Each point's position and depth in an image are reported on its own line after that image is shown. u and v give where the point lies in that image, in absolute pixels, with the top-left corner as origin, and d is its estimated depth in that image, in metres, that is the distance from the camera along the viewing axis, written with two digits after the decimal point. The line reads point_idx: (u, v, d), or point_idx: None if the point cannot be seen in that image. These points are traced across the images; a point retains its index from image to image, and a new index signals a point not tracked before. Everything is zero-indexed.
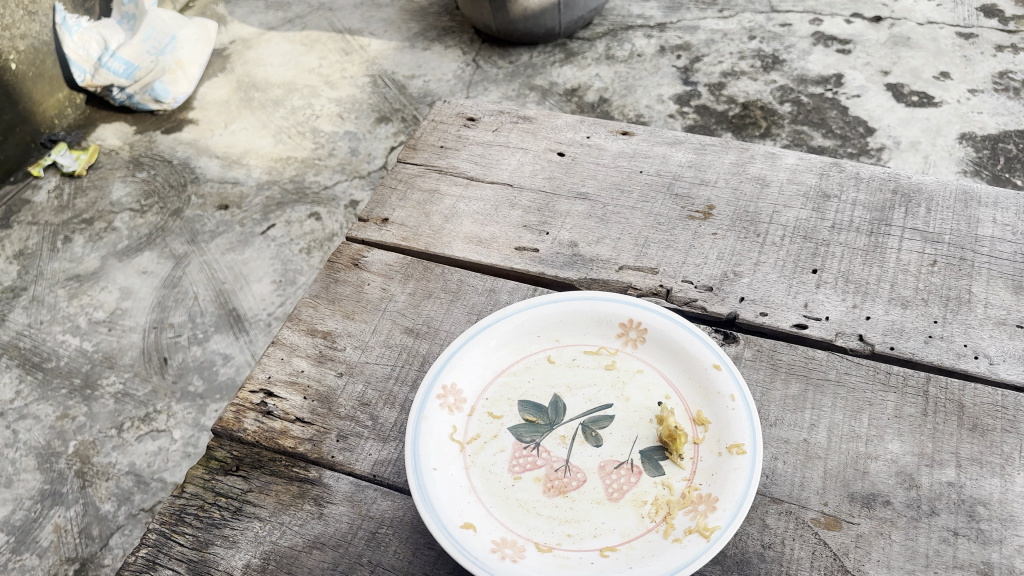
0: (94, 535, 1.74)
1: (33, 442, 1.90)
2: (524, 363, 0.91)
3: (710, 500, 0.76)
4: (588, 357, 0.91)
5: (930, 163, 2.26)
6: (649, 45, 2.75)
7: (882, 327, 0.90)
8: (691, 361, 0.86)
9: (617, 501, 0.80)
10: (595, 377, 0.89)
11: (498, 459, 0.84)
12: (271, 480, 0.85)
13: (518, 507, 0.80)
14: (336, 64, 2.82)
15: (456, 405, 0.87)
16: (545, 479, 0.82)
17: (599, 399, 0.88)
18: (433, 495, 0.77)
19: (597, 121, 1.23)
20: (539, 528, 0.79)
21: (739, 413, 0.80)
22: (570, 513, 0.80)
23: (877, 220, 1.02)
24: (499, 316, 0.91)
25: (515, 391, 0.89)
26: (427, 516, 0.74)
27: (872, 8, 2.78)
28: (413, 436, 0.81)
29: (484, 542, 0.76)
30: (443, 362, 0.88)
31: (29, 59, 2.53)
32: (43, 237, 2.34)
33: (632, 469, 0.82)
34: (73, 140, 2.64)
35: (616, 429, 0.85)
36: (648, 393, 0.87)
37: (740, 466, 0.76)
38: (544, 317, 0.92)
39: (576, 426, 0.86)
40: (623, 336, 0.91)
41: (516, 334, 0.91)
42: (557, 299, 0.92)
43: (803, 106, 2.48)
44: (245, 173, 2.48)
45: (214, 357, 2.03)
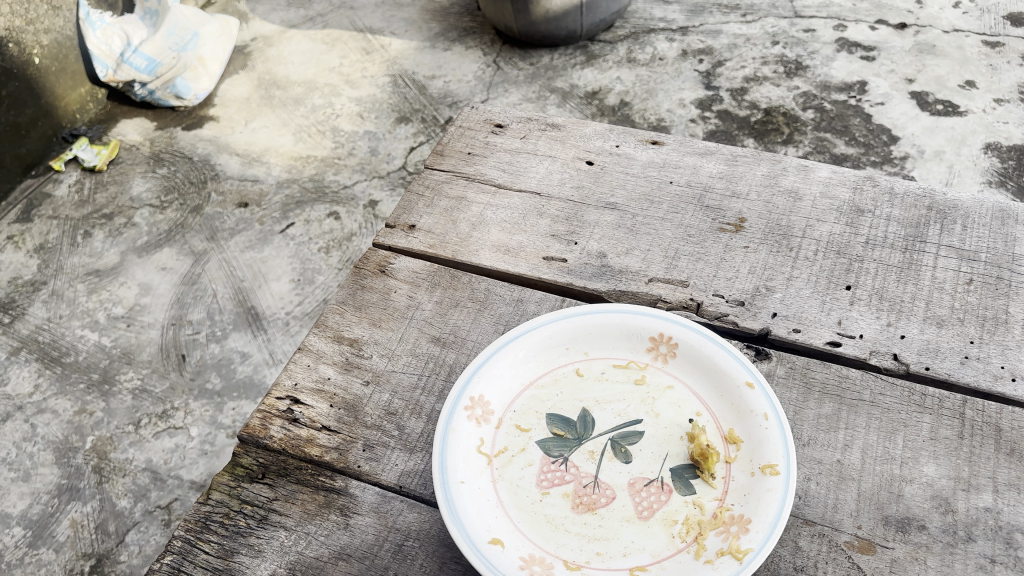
0: (110, 531, 1.74)
1: (51, 436, 1.91)
2: (552, 376, 0.90)
3: (742, 522, 0.75)
4: (617, 371, 0.90)
5: (954, 173, 2.24)
6: (671, 49, 2.74)
7: (917, 347, 0.89)
8: (723, 378, 0.85)
9: (646, 519, 0.79)
10: (624, 392, 0.88)
11: (526, 474, 0.83)
12: (297, 489, 0.85)
13: (547, 524, 0.79)
14: (357, 63, 2.81)
15: (484, 417, 0.86)
16: (573, 495, 0.82)
17: (628, 414, 0.87)
18: (462, 509, 0.77)
19: (626, 129, 1.22)
20: (567, 545, 0.78)
21: (773, 433, 0.79)
22: (599, 530, 0.79)
23: (911, 237, 1.01)
24: (527, 327, 0.90)
25: (543, 404, 0.88)
26: (456, 532, 0.74)
27: (897, 15, 2.75)
28: (441, 449, 0.80)
29: (513, 558, 0.75)
30: (472, 372, 0.87)
31: (52, 54, 2.54)
32: (63, 231, 2.35)
33: (662, 487, 0.81)
34: (94, 134, 2.64)
35: (646, 446, 0.84)
36: (679, 410, 0.87)
37: (774, 488, 0.75)
38: (573, 329, 0.91)
39: (605, 441, 0.85)
40: (653, 350, 0.90)
41: (544, 346, 0.91)
42: (586, 312, 0.91)
43: (826, 112, 2.46)
44: (265, 171, 2.48)
45: (232, 355, 2.03)
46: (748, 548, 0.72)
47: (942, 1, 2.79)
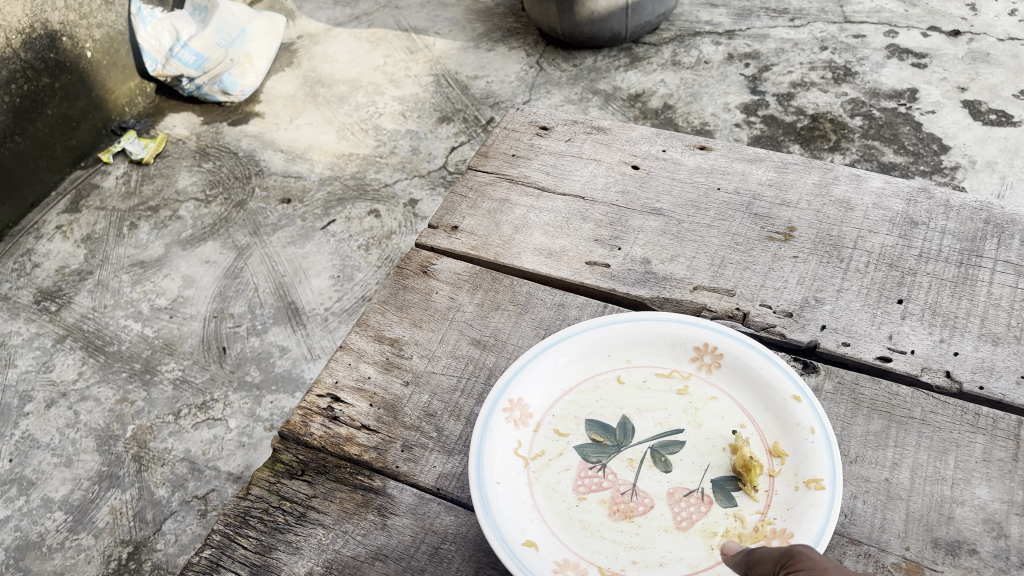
0: (148, 519, 1.76)
1: (93, 423, 1.94)
2: (593, 382, 0.89)
3: (785, 536, 0.73)
4: (661, 380, 0.89)
5: (1006, 185, 2.18)
6: (717, 53, 2.71)
7: (971, 364, 0.86)
8: (771, 390, 0.84)
9: (685, 530, 0.78)
10: (668, 401, 0.87)
11: (563, 478, 0.82)
12: (335, 487, 0.85)
13: (583, 529, 0.78)
14: (400, 63, 2.82)
15: (522, 419, 0.85)
16: (610, 502, 0.80)
17: (670, 423, 0.86)
18: (495, 510, 0.76)
19: (673, 134, 1.21)
20: (603, 551, 0.77)
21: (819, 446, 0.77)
22: (636, 537, 0.78)
23: (967, 251, 0.98)
24: (570, 332, 0.90)
25: (583, 410, 0.87)
26: (488, 530, 0.73)
27: (951, 22, 2.69)
28: (478, 448, 0.80)
29: (545, 561, 0.74)
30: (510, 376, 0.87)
31: (104, 48, 2.59)
32: (110, 223, 2.39)
33: (702, 498, 0.80)
34: (142, 128, 2.68)
35: (687, 454, 0.83)
36: (722, 420, 0.85)
37: (819, 503, 0.73)
38: (615, 337, 0.90)
39: (645, 449, 0.84)
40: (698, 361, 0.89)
41: (586, 353, 0.90)
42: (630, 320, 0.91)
43: (875, 120, 2.41)
44: (308, 167, 2.50)
45: (272, 348, 2.05)
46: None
47: (998, 8, 2.72)
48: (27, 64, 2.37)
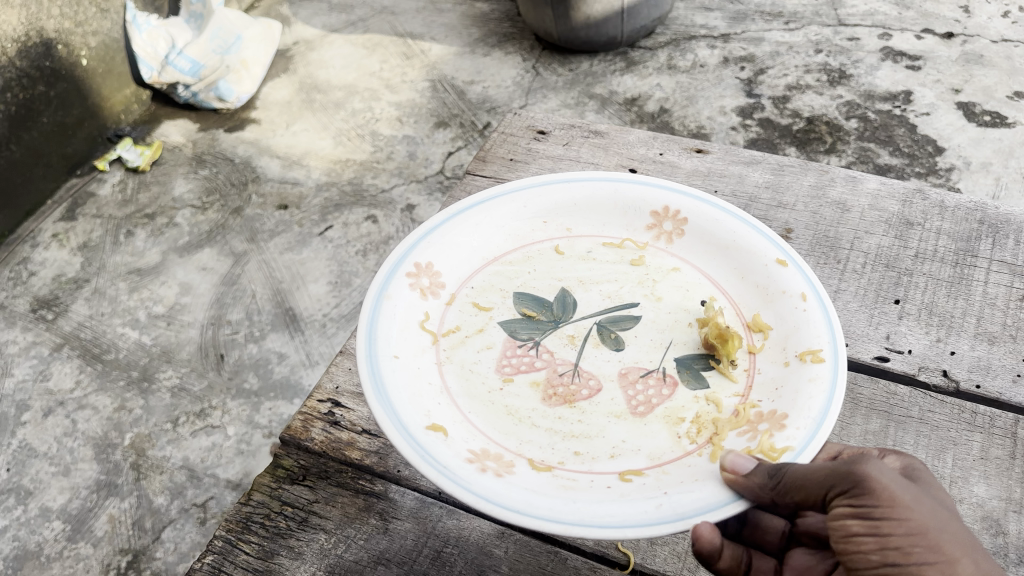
0: (147, 527, 1.76)
1: (91, 432, 1.94)
2: (524, 253, 1.04)
3: (776, 418, 0.79)
4: (606, 250, 1.05)
5: (1001, 186, 2.19)
6: (712, 56, 2.72)
7: (967, 363, 0.87)
8: (747, 254, 0.98)
9: (644, 416, 0.87)
10: (615, 271, 1.03)
11: (479, 358, 0.94)
12: (337, 492, 0.85)
13: (517, 420, 0.87)
14: (397, 68, 2.83)
15: (433, 290, 0.98)
16: (543, 386, 0.91)
17: (622, 297, 1.00)
18: (401, 392, 0.82)
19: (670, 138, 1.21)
20: (539, 441, 0.85)
21: (811, 310, 0.87)
22: (582, 427, 0.86)
23: (963, 251, 0.99)
24: (500, 196, 1.04)
25: (513, 280, 1.02)
26: (394, 420, 0.76)
27: (944, 24, 2.70)
28: (371, 328, 0.86)
29: (460, 450, 0.79)
30: (412, 238, 0.98)
31: (99, 56, 2.55)
32: (106, 231, 2.39)
33: (666, 380, 0.91)
34: (138, 136, 2.67)
35: (642, 331, 0.96)
36: (676, 287, 1.00)
37: (817, 377, 0.79)
38: (541, 202, 1.06)
39: (592, 325, 0.97)
40: (654, 231, 1.05)
41: (515, 220, 1.05)
42: (547, 181, 1.06)
43: (870, 122, 2.42)
44: (304, 173, 2.50)
45: (270, 355, 2.06)
46: (785, 447, 0.74)
47: (991, 11, 2.74)
48: (22, 73, 2.33)
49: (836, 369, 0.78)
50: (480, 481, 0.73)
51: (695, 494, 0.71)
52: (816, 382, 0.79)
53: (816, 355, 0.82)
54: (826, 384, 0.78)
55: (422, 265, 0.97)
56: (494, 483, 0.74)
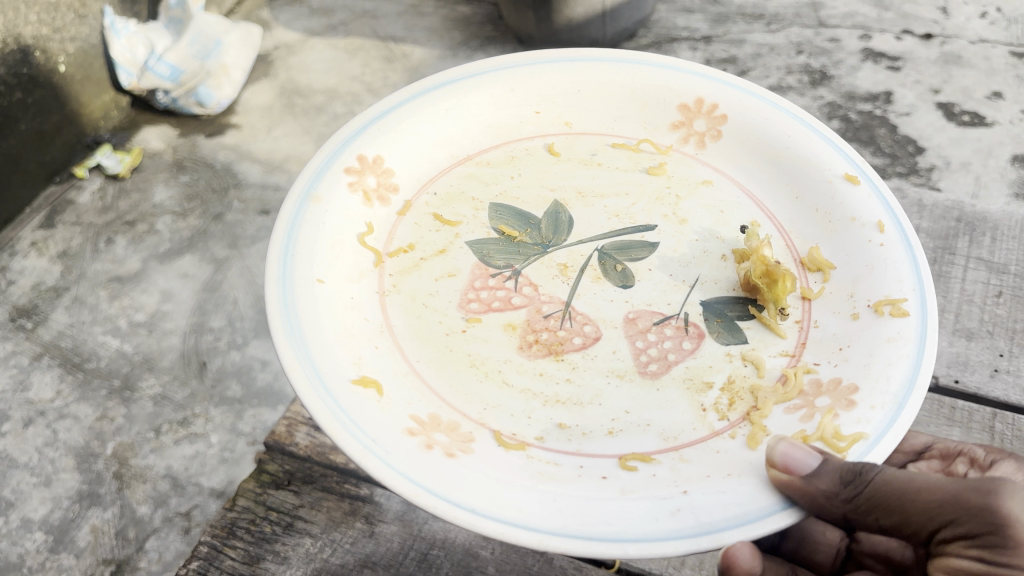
0: (130, 537, 1.74)
1: (72, 441, 1.91)
2: (502, 154, 1.43)
3: (847, 391, 1.03)
4: (617, 156, 1.43)
5: (981, 185, 2.20)
6: (694, 58, 2.72)
7: (949, 362, 1.30)
8: (808, 169, 1.32)
9: (663, 377, 1.12)
10: (627, 181, 1.39)
11: (426, 291, 1.23)
12: (321, 497, 1.16)
13: (482, 376, 1.12)
14: (379, 72, 2.82)
15: (385, 199, 1.32)
16: (510, 333, 1.18)
17: (634, 216, 1.34)
18: (335, 341, 1.06)
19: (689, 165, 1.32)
20: (511, 409, 1.09)
21: (889, 246, 1.17)
22: (573, 393, 1.11)
23: (942, 253, 1.45)
24: (472, 95, 1.41)
25: (491, 187, 1.38)
26: (321, 389, 0.96)
27: (923, 25, 2.73)
28: (293, 298, 1.07)
29: (391, 412, 1.00)
30: (357, 139, 1.30)
31: (78, 62, 2.50)
32: (85, 238, 2.36)
33: (698, 332, 1.18)
34: (117, 142, 2.63)
35: (658, 264, 1.27)
36: (703, 201, 1.36)
37: (897, 338, 1.04)
38: (534, 97, 1.44)
39: (592, 251, 1.28)
40: (682, 132, 1.43)
41: (506, 115, 1.44)
42: (539, 65, 1.44)
43: (851, 123, 2.43)
44: (286, 178, 2.48)
45: (253, 362, 2.04)
46: (855, 437, 0.94)
47: (969, 12, 2.76)
48: None
49: (922, 334, 1.03)
50: (409, 453, 0.93)
51: (722, 496, 0.91)
52: (900, 339, 1.04)
53: (897, 306, 1.08)
54: (909, 348, 1.03)
55: (367, 161, 1.30)
56: (430, 455, 0.94)
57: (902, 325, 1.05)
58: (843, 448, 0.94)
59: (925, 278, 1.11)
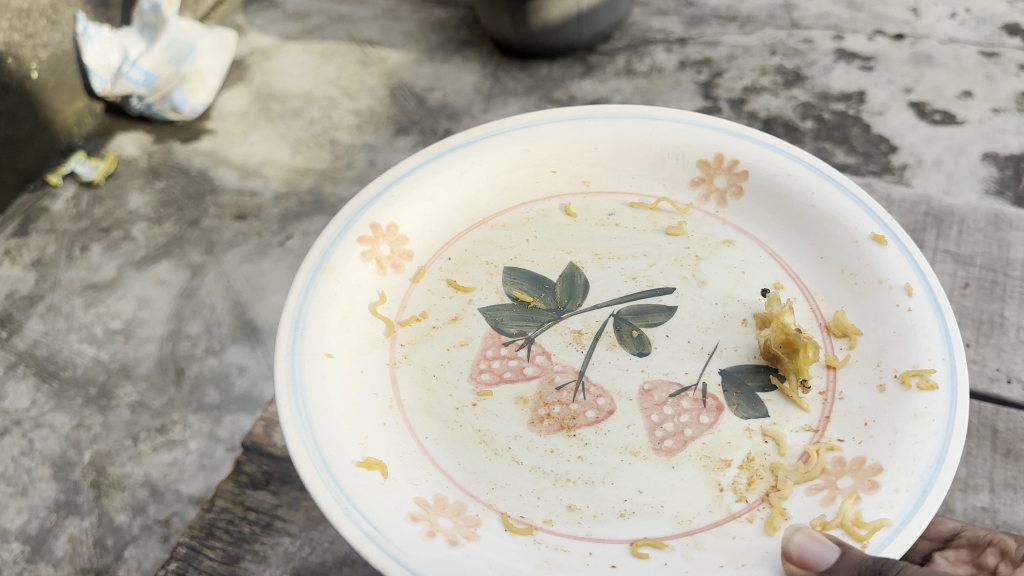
0: (108, 546, 1.73)
1: (48, 451, 1.89)
2: (515, 212, 1.35)
3: (873, 475, 0.97)
4: (634, 214, 1.34)
5: (953, 183, 2.25)
6: (669, 60, 2.74)
7: None
8: (828, 227, 1.23)
9: (676, 454, 1.05)
10: (644, 241, 1.30)
11: (440, 361, 1.16)
12: (297, 498, 1.30)
13: (492, 454, 1.06)
14: (355, 76, 2.81)
15: (399, 266, 1.25)
16: (525, 406, 1.11)
17: (653, 279, 1.25)
18: (338, 419, 1.03)
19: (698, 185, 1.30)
20: (521, 489, 1.03)
21: (918, 313, 1.09)
22: (584, 471, 1.04)
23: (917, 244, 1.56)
24: (489, 142, 1.33)
25: (505, 251, 1.30)
26: (326, 478, 0.94)
27: (894, 25, 2.76)
28: (299, 374, 1.04)
29: (399, 502, 0.97)
30: (371, 205, 1.24)
31: (51, 68, 2.47)
32: (60, 246, 2.34)
33: (716, 405, 1.10)
34: (91, 149, 2.61)
35: (675, 331, 1.18)
36: (723, 261, 1.27)
37: (931, 429, 0.98)
38: (547, 155, 1.35)
39: (608, 317, 1.20)
40: (702, 188, 1.34)
41: (522, 174, 1.35)
42: (556, 121, 1.35)
43: (825, 123, 2.46)
44: (263, 183, 2.47)
45: (231, 368, 2.03)
46: (877, 524, 0.90)
47: (939, 12, 2.80)
48: None
49: (952, 408, 0.99)
50: (411, 546, 0.90)
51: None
52: (929, 416, 0.99)
53: (926, 379, 1.03)
54: (939, 426, 0.98)
55: (380, 229, 1.23)
56: (430, 547, 0.91)
57: (930, 399, 1.00)
58: (864, 538, 0.89)
59: (956, 348, 1.05)
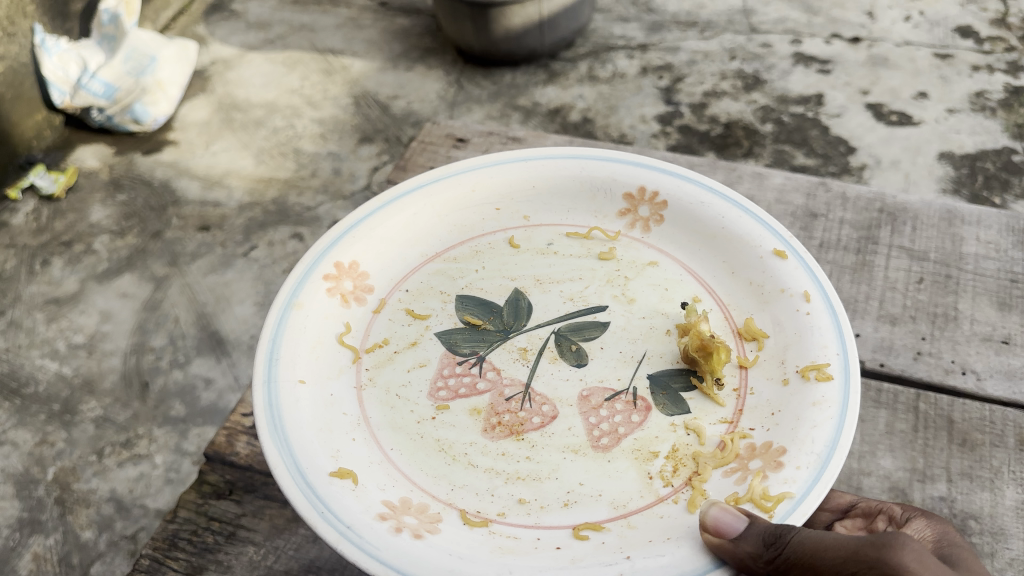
0: (74, 564, 1.71)
1: (10, 469, 1.87)
2: (469, 247, 1.11)
3: (773, 457, 0.82)
4: (572, 242, 1.11)
5: (911, 182, 2.31)
6: (631, 66, 2.78)
7: (872, 344, 1.02)
8: (737, 245, 1.03)
9: (608, 450, 0.89)
10: (581, 267, 1.08)
11: (401, 376, 0.97)
12: (264, 504, 0.95)
13: (451, 459, 0.89)
14: (318, 85, 2.81)
15: (360, 299, 1.04)
16: (484, 414, 0.94)
17: (587, 300, 1.04)
18: (303, 428, 0.85)
19: (606, 187, 1.12)
20: (476, 487, 0.87)
21: (816, 316, 0.91)
22: (532, 469, 0.88)
23: (864, 239, 1.15)
24: (440, 177, 1.11)
25: (457, 281, 1.07)
26: (291, 483, 0.78)
27: (851, 29, 2.82)
28: (268, 398, 0.86)
29: (369, 510, 0.80)
30: (331, 240, 1.04)
31: (7, 81, 2.43)
32: (20, 260, 2.31)
33: (640, 405, 0.93)
34: (51, 162, 2.58)
35: (609, 342, 0.99)
36: (649, 280, 1.05)
37: (826, 418, 0.81)
38: (492, 190, 1.12)
39: (548, 335, 1.00)
40: (627, 217, 1.11)
41: (461, 211, 1.11)
42: (500, 162, 1.12)
43: (785, 125, 2.51)
44: (226, 194, 2.46)
45: (196, 380, 2.02)
46: (781, 496, 0.76)
47: (894, 15, 2.85)
48: None
49: (845, 393, 0.83)
50: (386, 543, 0.75)
51: (665, 560, 0.73)
52: (825, 403, 0.83)
53: (823, 370, 0.86)
54: (833, 411, 0.82)
55: (344, 265, 1.03)
56: (405, 545, 0.75)
57: (827, 387, 0.84)
58: (770, 509, 0.75)
59: (849, 339, 0.88)
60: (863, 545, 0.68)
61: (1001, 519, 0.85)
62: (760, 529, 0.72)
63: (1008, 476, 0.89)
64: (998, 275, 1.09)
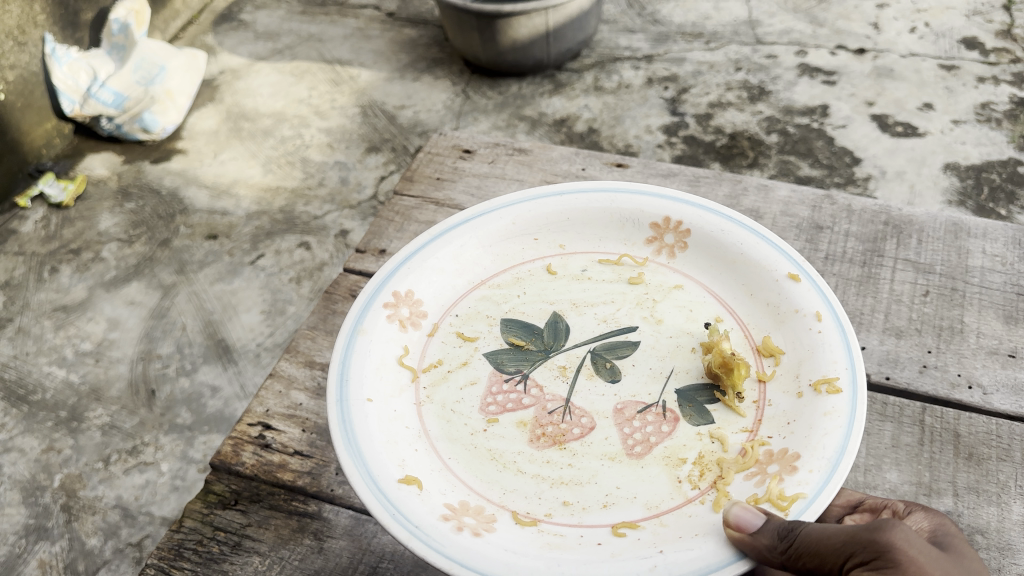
0: (79, 570, 1.71)
1: (18, 475, 1.88)
2: (514, 276, 1.09)
3: (789, 462, 0.82)
4: (605, 269, 1.10)
5: (916, 193, 2.31)
6: (636, 77, 2.78)
7: (877, 357, 1.03)
8: (753, 269, 1.02)
9: (641, 459, 0.90)
10: (612, 291, 1.07)
11: (455, 391, 0.98)
12: (270, 514, 0.95)
13: (501, 466, 0.90)
14: (326, 95, 2.83)
15: (415, 323, 1.02)
16: (532, 426, 0.94)
17: (619, 321, 1.04)
18: (373, 438, 0.85)
19: (631, 216, 1.10)
20: (525, 491, 0.88)
21: (828, 334, 0.91)
22: (573, 474, 0.89)
23: (870, 252, 1.15)
24: (484, 211, 1.10)
25: (502, 306, 1.06)
26: (362, 486, 0.79)
27: (857, 40, 2.82)
28: (341, 414, 0.86)
29: (433, 512, 0.80)
30: (387, 269, 1.02)
31: (18, 90, 2.45)
32: (29, 267, 2.33)
33: (664, 416, 0.93)
34: (60, 170, 2.60)
35: (640, 359, 0.99)
36: (677, 303, 1.05)
37: (833, 430, 0.81)
38: (531, 221, 1.10)
39: (586, 354, 1.00)
40: (653, 244, 1.11)
41: (503, 241, 1.11)
42: (539, 196, 1.11)
43: (790, 136, 2.52)
44: (233, 203, 2.47)
45: (203, 388, 2.03)
46: (795, 496, 0.77)
47: (899, 27, 2.87)
48: None
49: (855, 403, 0.83)
50: (451, 541, 0.75)
51: (693, 554, 0.73)
52: (835, 413, 0.83)
53: (833, 384, 0.86)
54: (844, 419, 0.82)
55: (401, 294, 1.02)
56: (467, 542, 0.76)
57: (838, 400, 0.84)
58: (785, 508, 0.76)
59: (857, 353, 0.87)
60: (861, 529, 0.70)
61: (1008, 534, 0.85)
62: (776, 523, 0.72)
63: (1015, 491, 0.89)
64: (1004, 288, 1.09)
